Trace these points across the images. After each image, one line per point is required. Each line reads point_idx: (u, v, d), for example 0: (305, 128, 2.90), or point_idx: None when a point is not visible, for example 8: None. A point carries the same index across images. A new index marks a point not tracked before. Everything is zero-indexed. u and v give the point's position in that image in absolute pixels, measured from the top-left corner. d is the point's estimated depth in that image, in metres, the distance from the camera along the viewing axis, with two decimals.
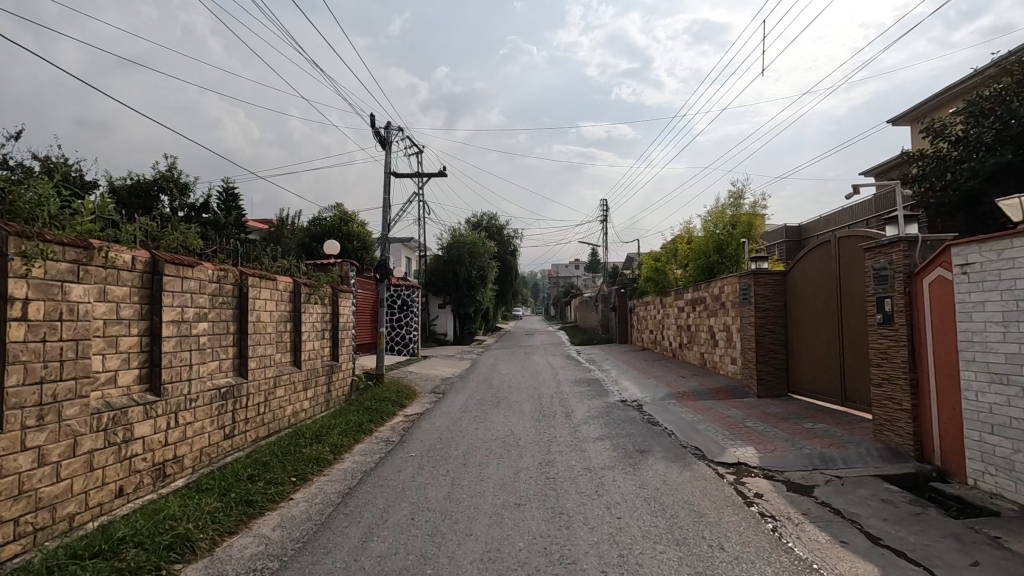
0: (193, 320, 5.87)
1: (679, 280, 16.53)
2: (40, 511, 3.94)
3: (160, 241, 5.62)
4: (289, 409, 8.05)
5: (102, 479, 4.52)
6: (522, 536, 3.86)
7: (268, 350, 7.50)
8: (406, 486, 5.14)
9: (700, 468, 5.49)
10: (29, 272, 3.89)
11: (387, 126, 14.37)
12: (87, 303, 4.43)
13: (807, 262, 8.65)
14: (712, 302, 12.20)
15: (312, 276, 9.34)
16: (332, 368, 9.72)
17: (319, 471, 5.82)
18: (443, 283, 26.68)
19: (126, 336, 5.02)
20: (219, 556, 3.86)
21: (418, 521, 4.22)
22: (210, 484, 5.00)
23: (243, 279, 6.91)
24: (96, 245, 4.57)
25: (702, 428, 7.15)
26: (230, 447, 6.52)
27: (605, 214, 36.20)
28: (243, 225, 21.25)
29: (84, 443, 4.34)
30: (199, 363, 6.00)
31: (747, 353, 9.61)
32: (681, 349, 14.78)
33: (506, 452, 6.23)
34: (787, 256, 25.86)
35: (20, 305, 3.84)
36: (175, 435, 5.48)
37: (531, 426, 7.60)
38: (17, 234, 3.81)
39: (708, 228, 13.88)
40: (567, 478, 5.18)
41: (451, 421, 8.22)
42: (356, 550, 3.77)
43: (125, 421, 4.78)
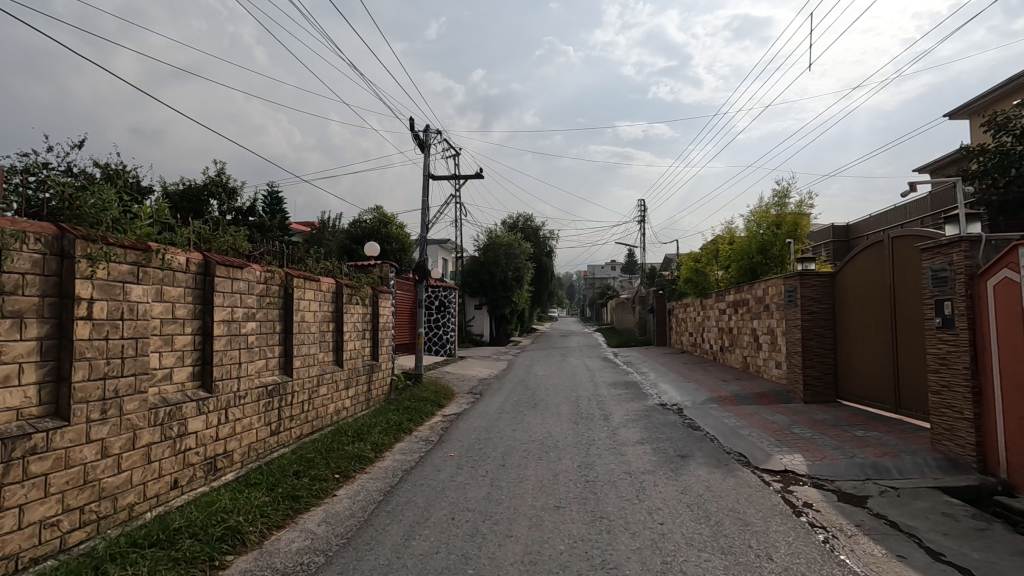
0: (242, 319, 6.08)
1: (720, 281, 16.16)
2: (103, 501, 4.15)
3: (211, 243, 5.85)
4: (331, 406, 8.25)
5: (159, 471, 4.73)
6: (563, 539, 3.84)
7: (311, 349, 7.71)
8: (446, 487, 5.17)
9: (745, 475, 5.34)
10: (94, 273, 4.11)
11: (426, 128, 14.56)
12: (146, 303, 4.65)
13: (857, 262, 8.32)
14: (755, 304, 11.86)
15: (354, 277, 9.55)
16: (372, 368, 9.90)
17: (361, 469, 5.94)
18: (479, 284, 26.84)
19: (181, 335, 5.24)
20: (268, 548, 3.99)
21: (459, 521, 4.25)
22: (259, 479, 5.18)
23: (289, 279, 7.13)
24: (154, 248, 4.79)
25: (746, 433, 6.96)
26: (277, 443, 6.72)
27: (643, 215, 35.76)
28: (286, 227, 21.95)
29: (142, 437, 4.55)
30: (248, 361, 6.22)
31: (792, 356, 9.29)
32: (723, 352, 14.42)
33: (545, 454, 6.21)
34: (834, 257, 24.98)
35: (86, 305, 4.05)
36: (225, 431, 5.68)
37: (569, 428, 7.55)
38: (83, 238, 4.04)
39: (751, 228, 13.51)
40: (607, 481, 5.13)
41: (489, 422, 8.26)
42: (399, 548, 3.82)
43: (180, 415, 5.00)
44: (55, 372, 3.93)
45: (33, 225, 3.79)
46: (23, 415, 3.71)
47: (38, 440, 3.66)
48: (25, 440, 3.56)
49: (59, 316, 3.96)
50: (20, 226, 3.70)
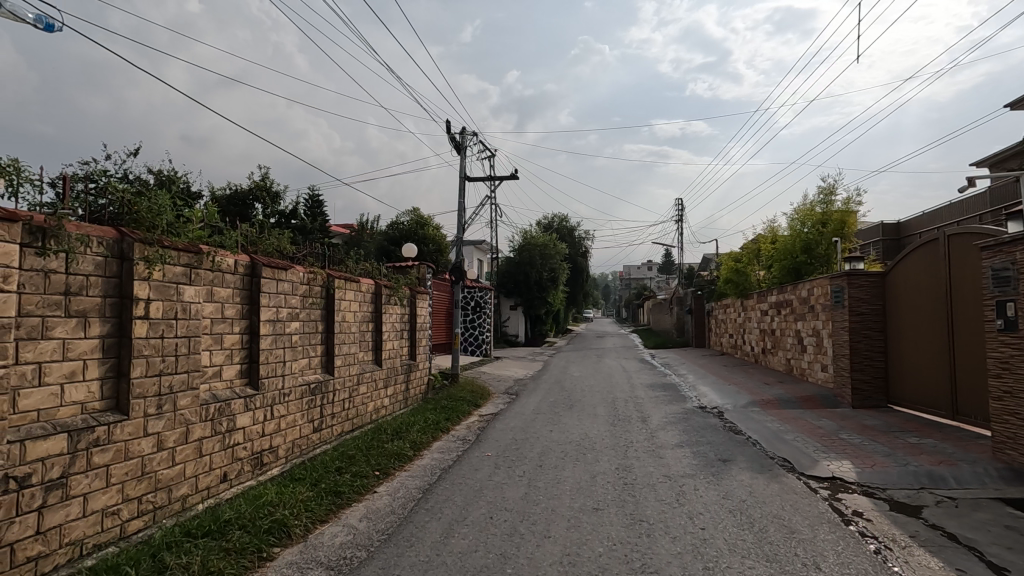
0: (286, 319, 6.27)
1: (762, 282, 15.73)
2: (158, 492, 4.35)
3: (258, 245, 6.06)
4: (371, 405, 8.41)
5: (210, 465, 4.92)
6: (602, 541, 3.81)
7: (352, 348, 7.89)
8: (484, 486, 5.20)
9: (790, 481, 5.17)
10: (151, 275, 4.32)
11: (462, 131, 14.68)
12: (197, 303, 4.86)
13: (909, 262, 7.98)
14: (799, 304, 11.49)
15: (392, 278, 9.72)
16: (410, 367, 10.05)
17: (400, 466, 6.04)
18: (514, 285, 26.89)
19: (230, 334, 5.44)
20: (312, 542, 4.10)
21: (497, 520, 4.27)
22: (302, 475, 5.32)
23: (331, 281, 7.32)
24: (205, 250, 4.99)
25: (790, 438, 6.76)
26: (319, 440, 6.90)
27: (680, 215, 35.17)
28: (327, 230, 22.49)
29: (195, 432, 4.75)
30: (292, 360, 6.42)
31: (839, 359, 8.95)
32: (765, 354, 14.03)
33: (582, 455, 6.18)
34: (884, 256, 23.97)
35: (143, 305, 4.26)
36: (271, 427, 5.87)
37: (606, 430, 7.49)
38: (141, 241, 4.24)
39: (795, 227, 13.09)
40: (646, 485, 5.06)
41: (525, 422, 8.27)
42: (439, 545, 3.87)
43: (229, 412, 5.20)
44: (116, 368, 4.13)
45: (97, 230, 4.01)
46: (87, 408, 3.92)
47: (100, 433, 3.86)
48: (88, 433, 3.76)
49: (119, 315, 4.17)
50: (85, 230, 3.91)
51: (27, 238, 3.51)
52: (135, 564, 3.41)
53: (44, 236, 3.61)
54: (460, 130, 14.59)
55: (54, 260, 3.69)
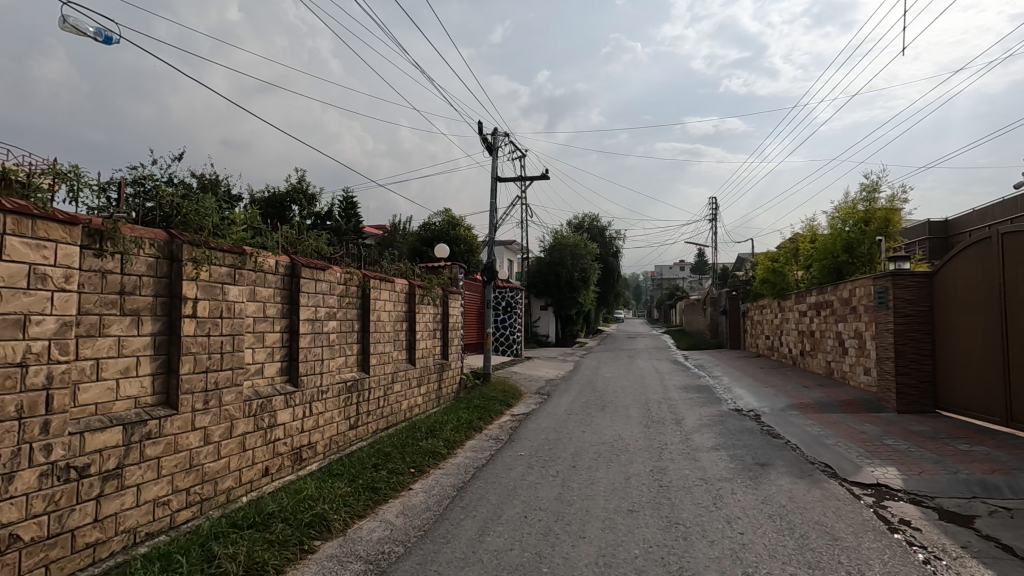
0: (324, 318, 6.43)
1: (800, 282, 15.31)
2: (205, 484, 4.52)
3: (297, 247, 6.23)
4: (405, 403, 8.53)
5: (253, 459, 5.09)
6: (638, 543, 3.79)
7: (386, 347, 8.02)
8: (517, 486, 5.22)
9: (832, 487, 5.03)
10: (198, 275, 4.49)
11: (494, 131, 14.78)
12: (241, 302, 5.03)
13: (958, 261, 7.66)
14: (840, 306, 11.16)
15: (425, 278, 9.85)
16: (442, 366, 10.16)
17: (434, 464, 6.11)
18: (545, 285, 26.86)
19: (271, 332, 5.60)
20: (351, 537, 4.19)
21: (532, 520, 4.29)
22: (340, 470, 5.45)
23: (366, 281, 7.46)
24: (248, 252, 5.16)
25: (832, 443, 6.56)
26: (355, 437, 7.04)
27: (714, 215, 34.57)
28: (360, 231, 22.90)
29: (239, 427, 4.92)
30: (330, 358, 6.57)
31: (883, 362, 8.64)
32: (804, 357, 13.64)
33: (616, 456, 6.15)
34: (931, 256, 23.02)
35: (191, 304, 4.43)
36: (310, 423, 6.02)
37: (640, 431, 7.42)
38: (189, 243, 4.42)
39: (835, 225, 12.70)
40: (682, 487, 5.00)
41: (557, 423, 8.26)
42: (474, 543, 3.91)
43: (270, 408, 5.35)
44: (166, 365, 4.31)
45: (149, 232, 4.19)
46: (140, 403, 4.10)
47: (152, 426, 4.04)
48: (141, 426, 3.94)
49: (169, 314, 4.35)
50: (138, 232, 4.09)
51: (86, 240, 3.69)
52: (185, 552, 3.55)
53: (102, 239, 3.79)
54: (492, 130, 14.70)
55: (110, 261, 3.87)
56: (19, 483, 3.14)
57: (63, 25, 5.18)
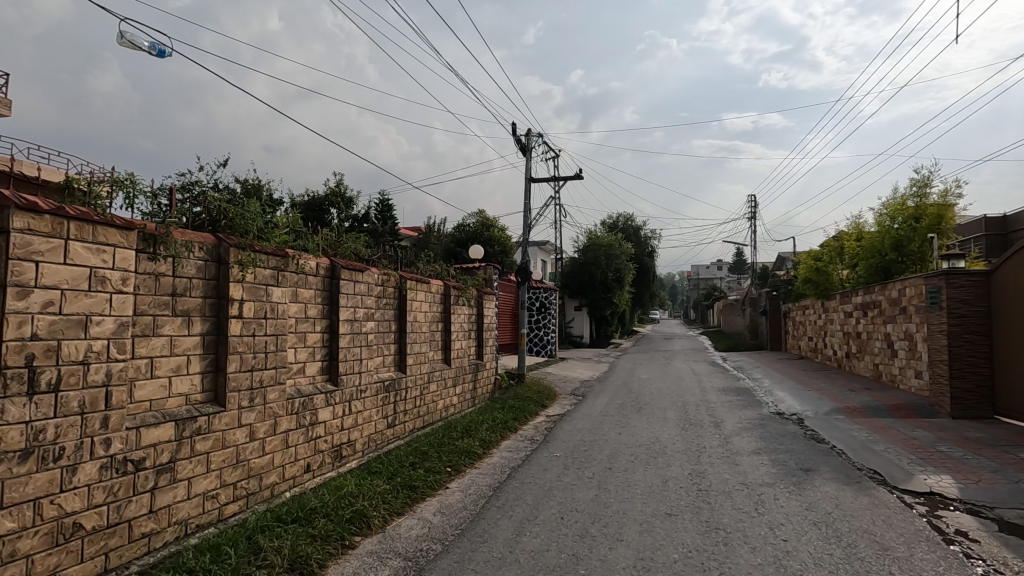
0: (363, 319, 6.57)
1: (846, 282, 14.78)
2: (251, 479, 4.68)
3: (337, 249, 6.39)
4: (440, 403, 8.63)
5: (296, 456, 5.25)
6: (676, 547, 3.73)
7: (422, 347, 8.14)
8: (553, 486, 5.22)
9: (881, 494, 4.84)
10: (244, 277, 4.65)
11: (528, 132, 14.79)
12: (284, 303, 5.19)
13: (1019, 258, 7.25)
14: (889, 306, 10.72)
15: (460, 279, 9.94)
16: (477, 366, 10.23)
17: (470, 464, 6.16)
18: (579, 286, 26.72)
19: (312, 332, 5.76)
20: (390, 533, 4.27)
21: (569, 521, 4.28)
22: (379, 468, 5.55)
23: (403, 282, 7.59)
24: (291, 254, 5.32)
25: (881, 449, 6.31)
26: (393, 435, 7.17)
27: (753, 213, 33.70)
28: (397, 233, 23.27)
29: (282, 424, 5.08)
30: (368, 358, 6.71)
31: (936, 365, 8.26)
32: (850, 359, 13.16)
33: (653, 459, 6.07)
34: (987, 254, 21.84)
35: (237, 305, 4.60)
36: (349, 422, 6.16)
37: (678, 434, 7.30)
38: (236, 246, 4.59)
39: (883, 222, 12.20)
40: (721, 491, 4.90)
41: (593, 424, 8.20)
42: (511, 543, 3.93)
43: (312, 406, 5.50)
44: (214, 363, 4.49)
45: (198, 236, 4.36)
46: (190, 400, 4.28)
47: (202, 422, 4.20)
48: (191, 422, 4.10)
49: (217, 315, 4.52)
50: (189, 236, 4.27)
51: (141, 245, 3.87)
52: (233, 545, 3.68)
53: (155, 243, 3.97)
54: (526, 131, 14.71)
55: (163, 264, 4.06)
56: (81, 474, 3.32)
57: (120, 41, 5.46)
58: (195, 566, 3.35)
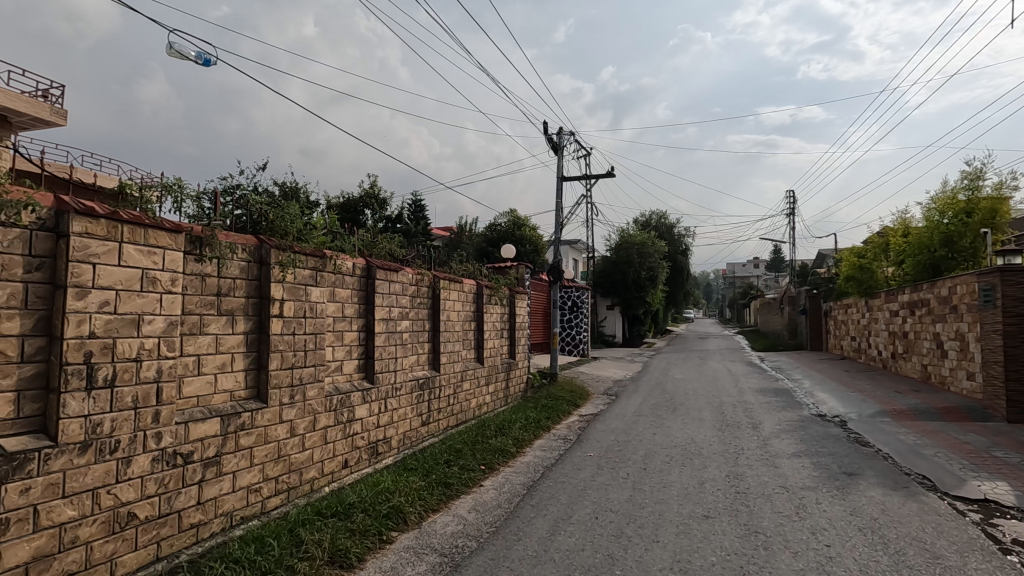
0: (398, 318, 6.68)
1: (891, 279, 14.24)
2: (292, 473, 4.82)
3: (373, 250, 6.51)
4: (474, 401, 8.69)
5: (334, 451, 5.37)
6: (714, 550, 3.67)
7: (456, 346, 8.22)
8: (587, 486, 5.20)
9: (931, 501, 4.65)
10: (284, 277, 4.79)
11: (559, 131, 14.74)
12: (322, 303, 5.32)
13: None
14: (938, 305, 10.27)
15: (492, 279, 9.99)
16: (510, 365, 10.26)
17: (504, 462, 6.19)
18: (611, 285, 26.50)
19: (349, 331, 5.88)
20: (426, 529, 4.33)
21: (603, 521, 4.25)
22: (414, 465, 5.64)
23: (436, 282, 7.67)
24: (329, 255, 5.45)
25: (930, 454, 6.05)
26: (427, 433, 7.26)
27: (791, 209, 32.77)
28: (430, 233, 23.52)
29: (321, 420, 5.21)
30: (403, 356, 6.81)
31: (991, 367, 7.87)
32: (896, 359, 12.67)
33: (689, 460, 5.97)
34: None
35: (279, 304, 4.74)
36: (385, 419, 6.27)
37: (714, 435, 7.17)
38: (277, 247, 4.73)
39: (932, 218, 11.70)
40: (760, 494, 4.79)
41: (626, 424, 8.13)
42: (546, 542, 3.93)
43: (349, 403, 5.62)
44: (257, 361, 4.64)
45: (241, 238, 4.51)
46: (235, 396, 4.44)
47: (245, 418, 4.35)
48: (235, 418, 4.25)
49: (259, 314, 4.67)
50: (232, 238, 4.42)
51: (189, 246, 4.03)
52: (276, 537, 3.79)
53: (202, 245, 4.13)
54: (558, 129, 14.66)
55: (209, 265, 4.21)
56: (135, 466, 3.48)
57: (169, 51, 5.69)
58: (240, 557, 3.47)
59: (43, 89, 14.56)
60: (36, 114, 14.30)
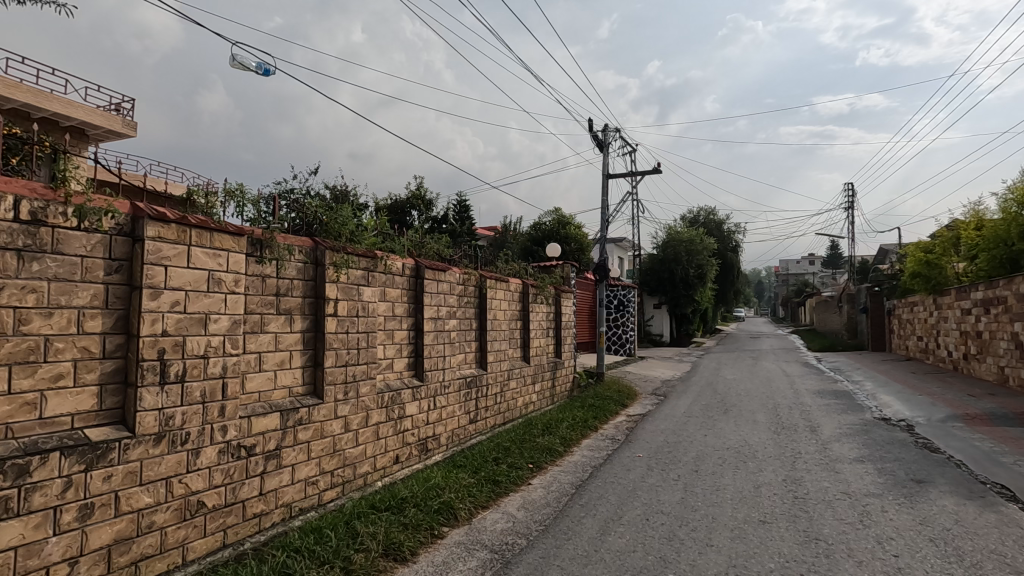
0: (446, 317, 6.78)
1: (964, 275, 13.34)
2: (346, 467, 4.98)
3: (421, 250, 6.63)
4: (520, 400, 8.72)
5: (386, 447, 5.51)
6: (772, 556, 3.56)
7: (502, 345, 8.27)
8: (637, 487, 5.14)
9: (1011, 512, 4.34)
10: (339, 277, 4.95)
11: (605, 128, 14.58)
12: (374, 302, 5.46)
13: None
14: (1016, 303, 9.58)
15: (538, 277, 10.00)
16: (556, 364, 10.25)
17: (552, 461, 6.18)
18: (658, 283, 26.04)
19: (399, 330, 6.01)
20: (476, 526, 4.39)
21: (655, 523, 4.19)
22: (463, 462, 5.72)
23: (483, 281, 7.75)
24: (379, 256, 5.59)
25: (1010, 462, 5.65)
26: (475, 430, 7.34)
27: (850, 203, 31.28)
28: (475, 233, 23.74)
29: (373, 417, 5.35)
30: (451, 355, 6.91)
31: None
32: (968, 360, 11.90)
33: (743, 463, 5.81)
34: None
35: (333, 304, 4.90)
36: (434, 416, 6.38)
37: (769, 438, 6.93)
38: (331, 249, 4.90)
39: (1009, 209, 10.86)
40: (820, 500, 4.61)
41: (676, 425, 7.96)
42: (596, 542, 3.91)
43: (400, 400, 5.75)
44: (313, 358, 4.81)
45: (298, 240, 4.70)
46: (293, 392, 4.62)
47: (303, 413, 4.51)
48: (294, 413, 4.42)
49: (315, 313, 4.84)
50: (290, 240, 4.61)
51: (250, 249, 4.22)
52: (333, 528, 3.93)
53: (262, 247, 4.32)
54: (604, 125, 14.49)
55: (269, 266, 4.40)
56: (204, 457, 3.68)
57: (232, 63, 5.97)
58: (301, 546, 3.61)
59: (116, 103, 15.55)
60: (109, 126, 15.29)
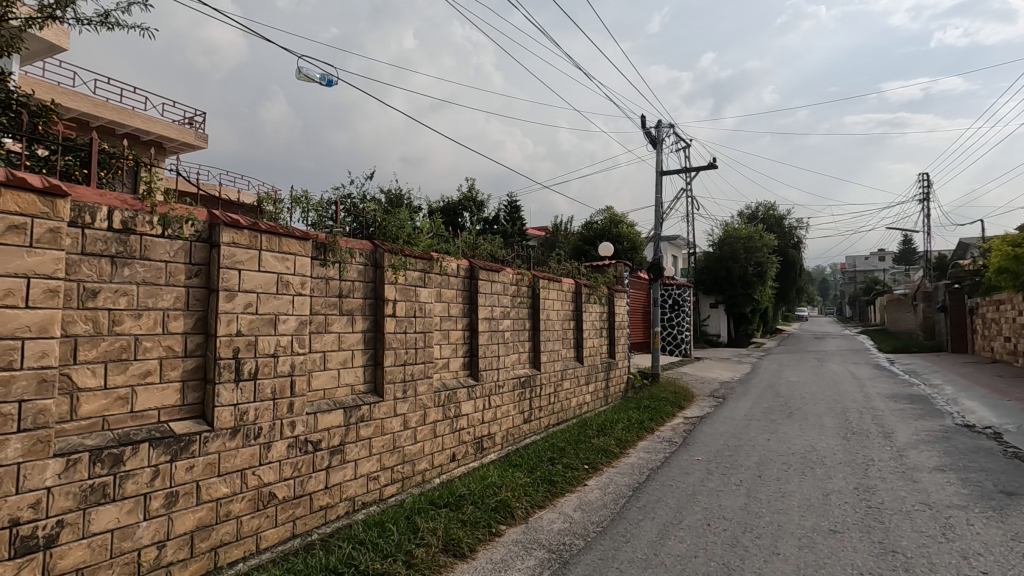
0: (500, 317, 6.84)
1: None
2: (406, 463, 5.11)
3: (476, 251, 6.73)
4: (574, 400, 8.69)
5: (442, 445, 5.62)
6: (845, 568, 3.39)
7: (556, 345, 8.27)
8: (697, 491, 5.01)
9: None
10: (397, 279, 5.09)
11: (658, 124, 14.28)
12: (430, 303, 5.58)
13: None
14: None
15: (591, 277, 9.93)
16: (610, 365, 10.14)
17: (608, 462, 6.13)
18: (715, 282, 25.26)
19: (455, 330, 6.11)
20: (532, 525, 4.41)
21: (716, 528, 4.08)
22: (519, 461, 5.76)
23: (536, 281, 7.77)
24: (435, 257, 5.71)
25: None
26: (529, 430, 7.37)
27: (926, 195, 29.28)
28: (526, 233, 23.81)
29: (431, 415, 5.47)
30: (505, 355, 6.97)
31: None
32: None
33: (810, 469, 5.56)
34: None
35: (392, 304, 5.04)
36: (489, 416, 6.45)
37: (838, 443, 6.60)
38: (389, 251, 5.05)
39: None
40: (896, 511, 4.35)
41: (737, 428, 7.71)
42: (655, 545, 3.84)
43: (456, 399, 5.84)
44: (374, 357, 4.97)
45: (359, 243, 4.87)
46: (355, 390, 4.78)
47: (364, 410, 4.66)
48: (356, 410, 4.58)
49: (375, 314, 4.99)
50: (351, 244, 4.78)
51: (315, 252, 4.41)
52: (394, 522, 4.05)
53: (325, 251, 4.50)
54: (657, 122, 14.18)
55: (332, 269, 4.58)
56: (274, 450, 3.88)
57: (297, 75, 6.26)
58: (364, 539, 3.74)
59: (189, 117, 16.61)
60: (184, 140, 16.31)
